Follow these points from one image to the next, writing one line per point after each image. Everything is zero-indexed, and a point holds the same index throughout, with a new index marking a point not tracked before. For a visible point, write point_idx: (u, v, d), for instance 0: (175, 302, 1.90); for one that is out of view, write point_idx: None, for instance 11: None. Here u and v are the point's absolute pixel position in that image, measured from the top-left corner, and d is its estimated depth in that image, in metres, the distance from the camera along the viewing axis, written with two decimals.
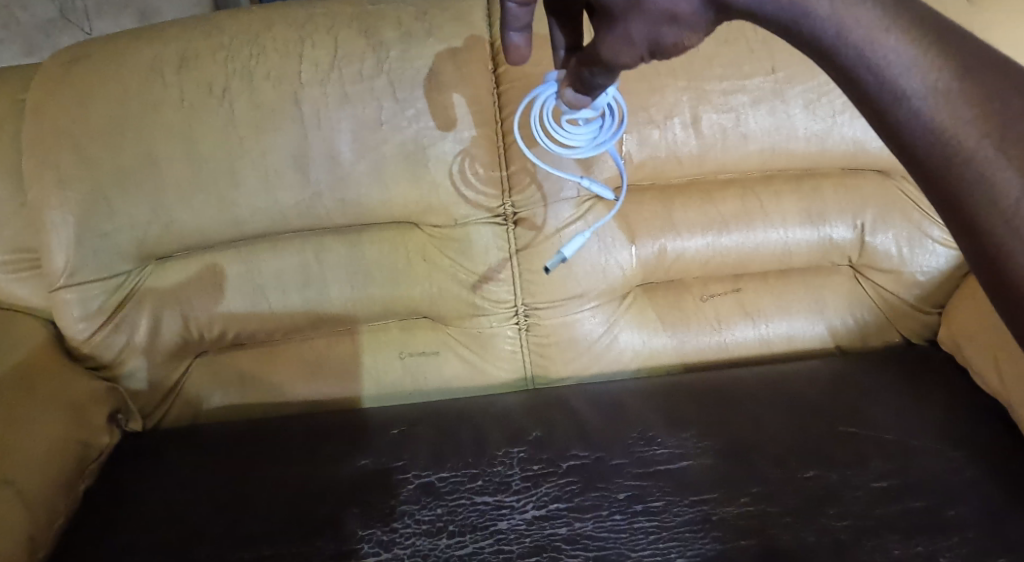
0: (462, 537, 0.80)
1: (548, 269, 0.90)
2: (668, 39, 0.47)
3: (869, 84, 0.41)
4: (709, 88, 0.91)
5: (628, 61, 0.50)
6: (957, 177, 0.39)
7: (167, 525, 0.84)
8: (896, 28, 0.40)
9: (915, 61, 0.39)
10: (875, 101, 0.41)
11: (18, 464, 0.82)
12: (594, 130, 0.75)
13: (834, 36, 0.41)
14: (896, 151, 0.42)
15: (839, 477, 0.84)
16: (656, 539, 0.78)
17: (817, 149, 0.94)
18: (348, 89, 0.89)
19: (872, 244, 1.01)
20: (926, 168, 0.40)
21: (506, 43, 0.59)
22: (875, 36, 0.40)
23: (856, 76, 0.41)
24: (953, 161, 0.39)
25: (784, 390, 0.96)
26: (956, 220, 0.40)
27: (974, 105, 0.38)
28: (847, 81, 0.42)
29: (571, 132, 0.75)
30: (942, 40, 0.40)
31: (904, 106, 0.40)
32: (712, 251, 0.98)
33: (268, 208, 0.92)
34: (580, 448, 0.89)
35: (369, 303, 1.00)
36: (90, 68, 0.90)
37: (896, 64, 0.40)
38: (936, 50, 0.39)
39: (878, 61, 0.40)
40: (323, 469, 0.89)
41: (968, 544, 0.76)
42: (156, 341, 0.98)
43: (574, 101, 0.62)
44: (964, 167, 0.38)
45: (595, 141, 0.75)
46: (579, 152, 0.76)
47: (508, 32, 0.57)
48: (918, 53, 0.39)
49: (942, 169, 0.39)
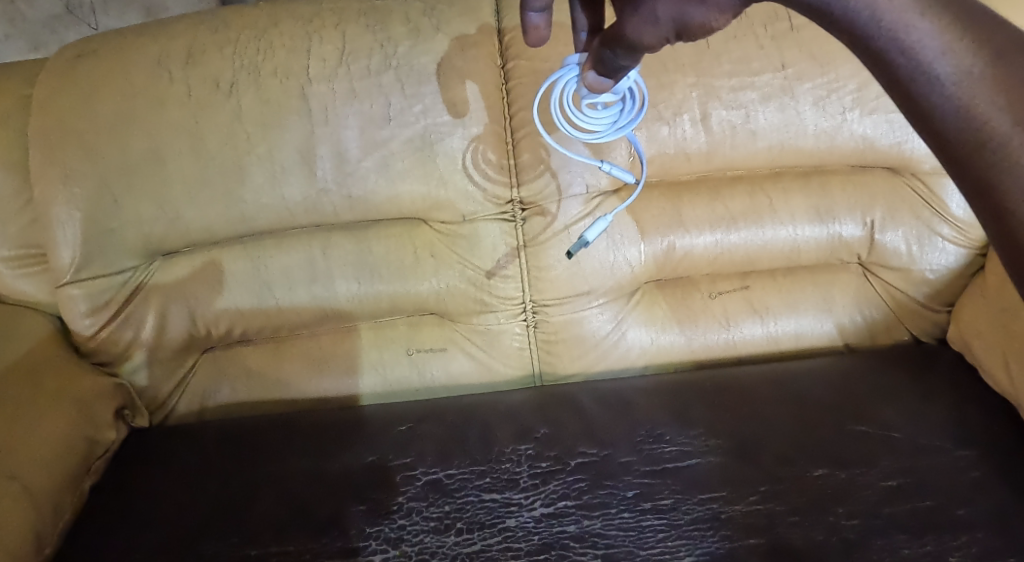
0: (470, 535, 0.79)
1: (571, 253, 0.88)
2: (694, 18, 0.46)
3: (901, 67, 0.42)
4: (717, 84, 0.90)
5: (651, 43, 0.50)
6: (987, 163, 0.40)
7: (174, 522, 0.83)
8: (931, 12, 0.41)
9: (949, 46, 0.40)
10: (907, 84, 0.42)
11: (23, 461, 0.82)
12: (614, 115, 0.73)
13: (870, 20, 0.42)
14: (926, 136, 0.43)
15: (847, 476, 0.83)
16: (665, 538, 0.77)
17: (826, 146, 0.94)
18: (356, 85, 0.89)
19: (881, 241, 1.00)
20: (957, 152, 0.41)
21: (526, 23, 0.60)
22: (909, 20, 0.41)
23: (888, 59, 0.42)
24: (985, 145, 0.40)
25: (793, 389, 0.96)
26: (983, 204, 0.41)
27: (1007, 90, 0.39)
28: (879, 65, 0.43)
29: (591, 116, 0.73)
30: (975, 24, 0.41)
31: (936, 91, 0.41)
32: (720, 248, 0.98)
33: (275, 204, 0.92)
34: (588, 445, 0.89)
35: (376, 300, 0.99)
36: (97, 63, 0.89)
37: (929, 49, 0.41)
38: (970, 35, 0.40)
39: (912, 44, 0.41)
40: (330, 464, 0.89)
41: (978, 544, 0.75)
42: (162, 338, 0.98)
43: (596, 83, 0.61)
44: (994, 153, 0.40)
45: (615, 125, 0.73)
46: (599, 137, 0.74)
47: (529, 11, 0.59)
48: (953, 39, 0.40)
49: (972, 154, 0.40)
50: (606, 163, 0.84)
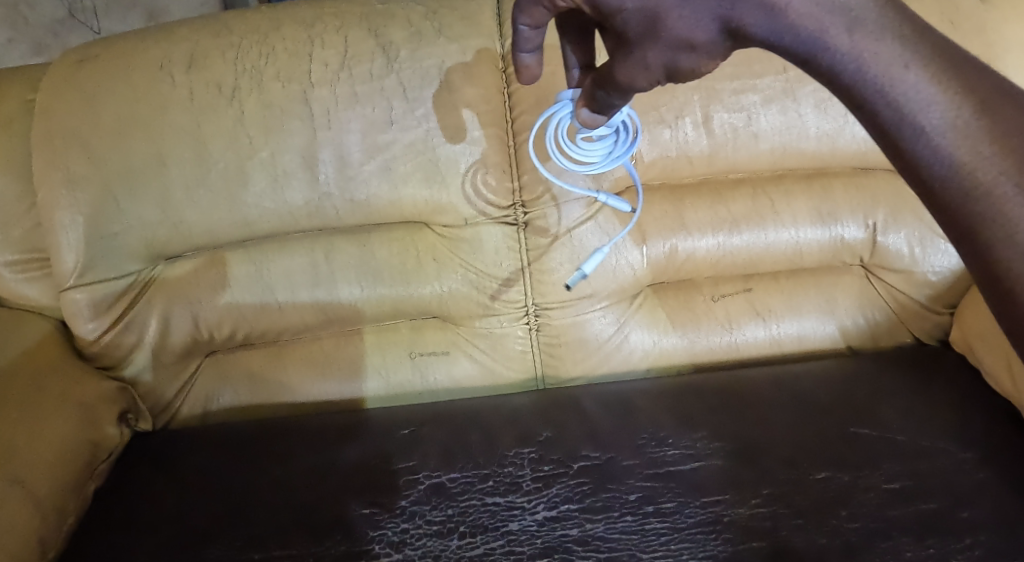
0: (473, 538, 0.79)
1: (568, 286, 0.91)
2: (684, 65, 0.45)
3: (887, 116, 0.42)
4: (719, 87, 0.91)
5: (643, 85, 0.48)
6: (970, 209, 0.40)
7: (175, 528, 0.83)
8: (916, 65, 0.41)
9: (934, 97, 0.40)
10: (893, 133, 0.42)
11: (26, 464, 0.82)
12: (609, 146, 0.73)
13: (856, 73, 0.41)
14: (912, 180, 0.43)
15: (850, 478, 0.83)
16: (668, 541, 0.77)
17: (828, 149, 0.94)
18: (358, 89, 0.89)
19: (884, 244, 1.00)
20: (941, 198, 0.41)
21: (517, 64, 0.55)
22: (894, 72, 0.41)
23: (875, 108, 0.42)
24: (970, 194, 0.40)
25: (796, 391, 0.95)
26: (968, 247, 0.41)
27: (990, 139, 0.39)
28: (867, 115, 0.43)
29: (586, 148, 0.72)
30: (958, 76, 0.41)
31: (922, 139, 0.41)
32: (722, 251, 0.98)
33: (277, 208, 0.92)
34: (591, 448, 0.89)
35: (379, 303, 0.99)
36: (100, 67, 0.90)
37: (914, 100, 0.41)
38: (954, 87, 0.40)
39: (897, 96, 0.41)
40: (333, 462, 0.90)
41: (981, 547, 0.75)
42: (166, 341, 0.98)
43: (590, 120, 0.59)
44: (979, 200, 0.39)
45: (610, 156, 0.73)
46: (595, 167, 0.73)
47: (519, 52, 0.54)
48: (936, 90, 0.40)
49: (957, 200, 0.40)
50: (603, 193, 0.85)
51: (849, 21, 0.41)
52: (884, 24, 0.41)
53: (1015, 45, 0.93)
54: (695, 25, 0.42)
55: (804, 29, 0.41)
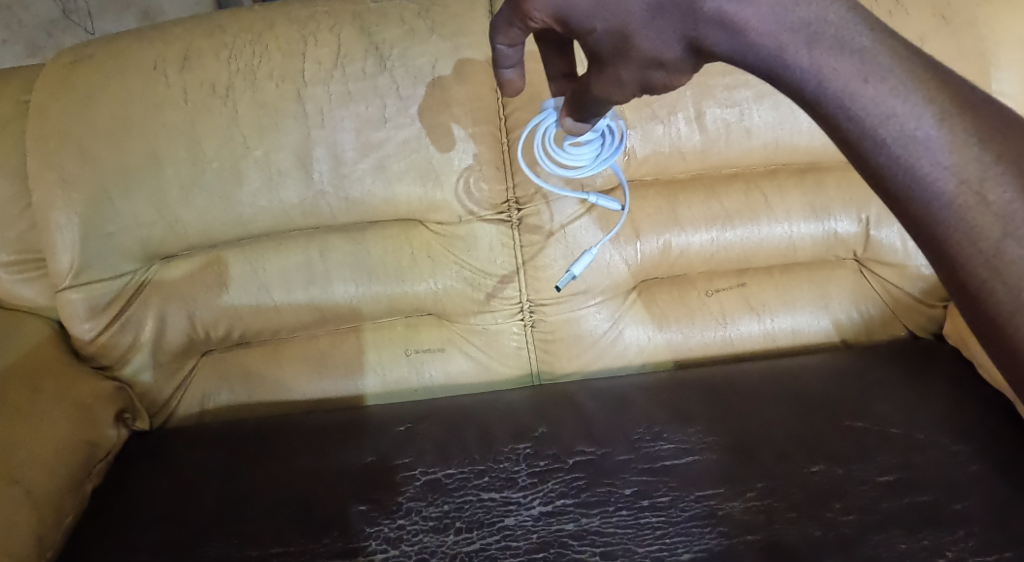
0: (469, 534, 0.80)
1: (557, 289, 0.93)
2: (657, 81, 0.44)
3: (850, 131, 0.40)
4: (712, 82, 0.91)
5: (619, 99, 0.48)
6: (934, 219, 0.38)
7: (173, 526, 0.84)
8: (876, 78, 0.39)
9: (895, 110, 0.38)
10: (856, 147, 0.40)
11: (23, 465, 0.82)
12: (596, 149, 0.73)
13: (817, 88, 0.40)
14: (877, 192, 0.41)
15: (845, 471, 0.84)
16: (662, 535, 0.78)
17: (821, 143, 0.95)
18: (351, 87, 0.89)
19: (876, 238, 1.01)
20: (906, 208, 0.39)
21: (500, 80, 0.53)
22: (854, 87, 0.39)
23: (837, 124, 0.40)
24: (932, 205, 0.38)
25: (791, 385, 0.96)
26: (934, 255, 0.40)
27: (951, 150, 0.38)
28: (830, 127, 0.41)
29: (574, 153, 0.73)
30: (920, 86, 0.39)
31: (884, 153, 0.39)
32: (715, 246, 0.98)
33: (272, 207, 0.92)
34: (586, 443, 0.89)
35: (374, 301, 0.99)
36: (93, 68, 0.90)
37: (875, 114, 0.39)
38: (916, 98, 0.38)
39: (857, 111, 0.39)
40: (319, 462, 0.90)
41: (974, 539, 0.76)
42: (162, 341, 0.99)
43: (575, 128, 0.57)
44: (941, 211, 0.38)
45: (598, 159, 0.73)
46: (584, 172, 0.74)
47: (501, 69, 0.52)
48: (897, 102, 0.38)
49: (921, 210, 0.39)
50: (592, 195, 0.84)
51: (809, 36, 0.39)
52: (844, 36, 0.39)
53: (1007, 39, 0.93)
54: (662, 45, 0.41)
55: (763, 47, 0.39)
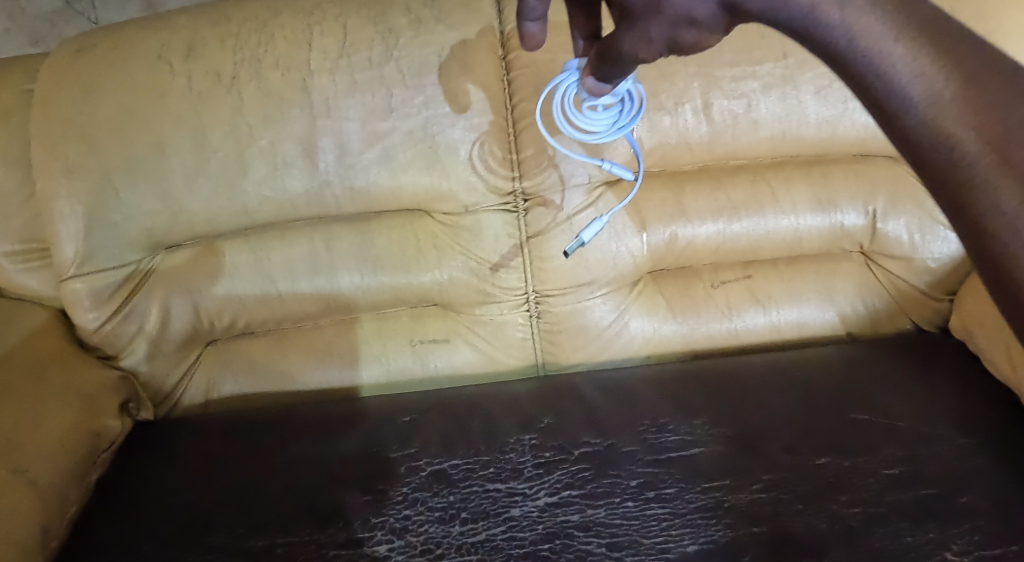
0: (474, 524, 0.80)
1: (566, 252, 0.89)
2: (687, 40, 0.44)
3: (878, 90, 0.40)
4: (719, 74, 0.91)
5: (645, 58, 0.47)
6: (957, 181, 0.38)
7: (177, 518, 0.83)
8: (905, 37, 0.39)
9: (921, 69, 0.39)
10: (884, 106, 0.41)
11: (29, 455, 0.83)
12: (614, 116, 0.72)
13: (846, 46, 0.40)
14: (905, 154, 0.41)
15: (851, 464, 0.83)
16: (668, 526, 0.78)
17: (828, 136, 0.94)
18: (357, 77, 0.89)
19: (883, 230, 1.00)
20: (931, 169, 0.39)
21: (522, 32, 0.57)
22: (884, 46, 0.40)
23: (866, 82, 0.41)
24: (958, 165, 0.38)
25: (796, 377, 0.96)
26: (959, 221, 0.39)
27: (977, 112, 0.38)
28: (860, 88, 0.42)
29: (591, 117, 0.72)
30: (948, 49, 0.39)
31: (908, 112, 0.40)
32: (722, 238, 0.98)
33: (277, 197, 0.92)
34: (592, 435, 0.89)
35: (378, 291, 0.99)
36: (97, 56, 0.90)
37: (902, 72, 0.39)
38: (944, 59, 0.39)
39: (887, 69, 0.40)
40: (321, 452, 0.90)
41: (979, 532, 0.75)
42: (166, 331, 0.98)
43: (595, 88, 0.58)
44: (965, 172, 0.38)
45: (615, 126, 0.72)
46: (599, 138, 0.72)
47: (524, 21, 0.56)
48: (925, 62, 0.39)
49: (944, 170, 0.39)
50: (606, 162, 0.84)
51: None
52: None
53: (1015, 32, 0.93)
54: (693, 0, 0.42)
55: (796, 5, 0.41)
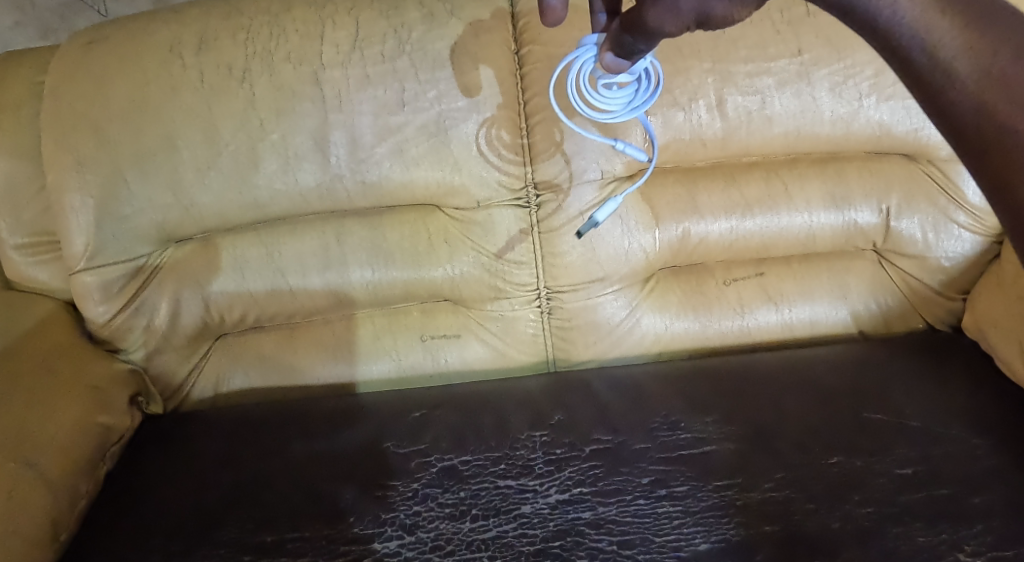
0: (485, 521, 0.79)
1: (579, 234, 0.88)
2: (717, 12, 0.44)
3: (922, 65, 0.41)
4: (733, 70, 0.90)
5: (671, 31, 0.47)
6: (1004, 159, 0.38)
7: (187, 513, 0.83)
8: (952, 11, 0.39)
9: (968, 43, 0.39)
10: (927, 83, 0.41)
11: (39, 448, 0.82)
12: (629, 95, 0.71)
13: (891, 18, 0.40)
14: (947, 132, 0.42)
15: (864, 463, 0.83)
16: (680, 524, 0.77)
17: (842, 132, 0.93)
18: (370, 70, 0.89)
19: (897, 228, 1.00)
20: (975, 146, 0.40)
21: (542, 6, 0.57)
22: (929, 19, 0.40)
23: (909, 57, 0.41)
24: (1004, 141, 0.38)
25: (808, 375, 0.95)
26: (1000, 199, 0.40)
27: None
28: (903, 63, 0.42)
29: (606, 96, 0.71)
30: (995, 25, 0.39)
31: (955, 87, 0.40)
32: (735, 234, 0.98)
33: (288, 190, 0.91)
34: (603, 432, 0.89)
35: (389, 285, 0.99)
36: (109, 48, 0.89)
37: (947, 47, 0.39)
38: (991, 34, 0.39)
39: (931, 43, 0.40)
40: (331, 446, 0.90)
41: (993, 532, 0.75)
42: (176, 325, 0.98)
43: (613, 66, 0.58)
44: (1013, 150, 0.38)
45: (630, 105, 0.71)
46: (614, 117, 0.72)
47: None
48: (972, 36, 0.39)
49: (990, 147, 0.39)
50: (620, 142, 0.82)
51: None
52: None
53: None
54: None
55: None
